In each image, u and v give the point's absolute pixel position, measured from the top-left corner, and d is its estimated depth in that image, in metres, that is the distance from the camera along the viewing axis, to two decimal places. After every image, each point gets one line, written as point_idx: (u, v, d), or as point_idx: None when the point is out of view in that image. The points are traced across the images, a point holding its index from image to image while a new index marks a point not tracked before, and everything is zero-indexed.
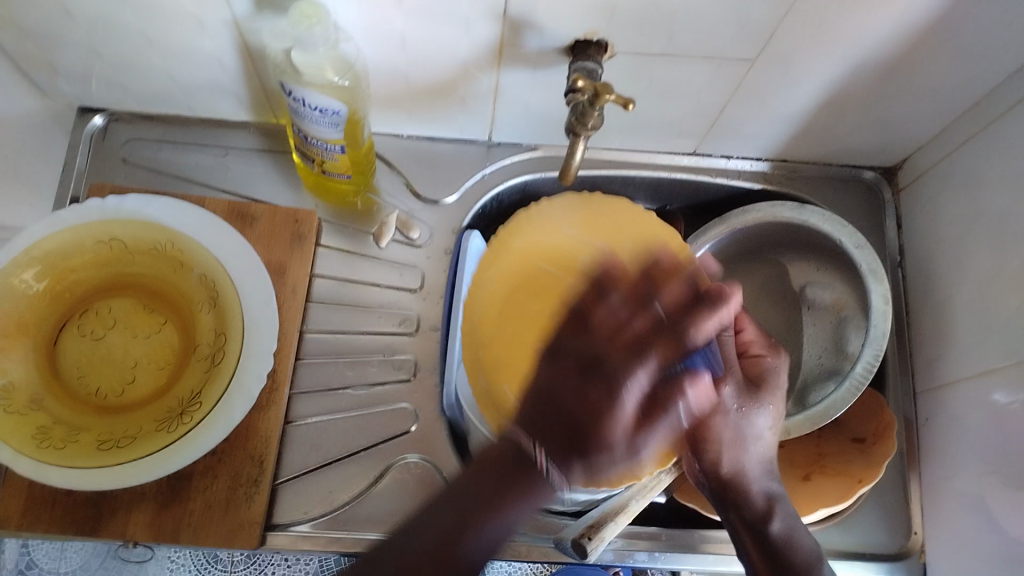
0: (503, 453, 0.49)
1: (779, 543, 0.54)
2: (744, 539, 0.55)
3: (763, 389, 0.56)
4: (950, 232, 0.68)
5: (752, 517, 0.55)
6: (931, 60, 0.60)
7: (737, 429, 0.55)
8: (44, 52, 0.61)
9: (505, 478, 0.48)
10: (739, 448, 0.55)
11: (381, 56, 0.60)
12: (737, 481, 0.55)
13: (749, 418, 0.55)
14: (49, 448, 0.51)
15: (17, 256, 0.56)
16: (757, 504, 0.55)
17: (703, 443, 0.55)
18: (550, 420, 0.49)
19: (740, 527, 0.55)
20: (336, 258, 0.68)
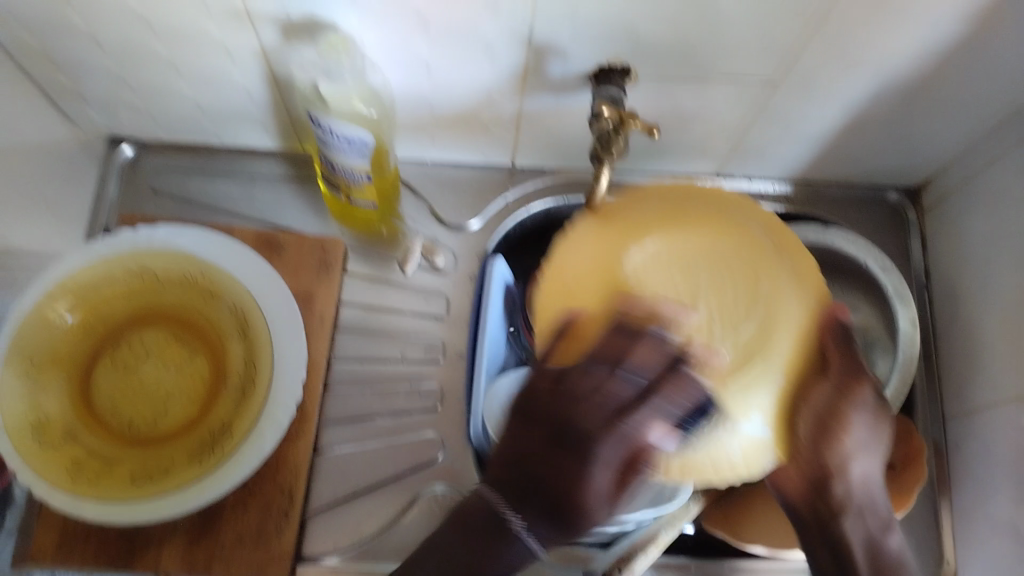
0: (479, 516, 0.53)
1: (895, 560, 0.52)
2: (855, 557, 0.52)
3: (881, 403, 0.52)
4: (978, 254, 0.67)
5: (869, 538, 0.52)
6: (955, 81, 0.60)
7: (862, 443, 0.51)
8: (73, 81, 0.62)
9: (488, 538, 0.53)
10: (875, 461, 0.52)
11: (406, 84, 0.61)
12: (866, 498, 0.52)
13: (880, 433, 0.51)
14: (86, 482, 0.53)
15: (51, 288, 0.57)
16: (880, 515, 0.53)
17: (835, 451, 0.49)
18: (529, 484, 0.50)
19: (858, 547, 0.52)
20: (363, 286, 0.69)
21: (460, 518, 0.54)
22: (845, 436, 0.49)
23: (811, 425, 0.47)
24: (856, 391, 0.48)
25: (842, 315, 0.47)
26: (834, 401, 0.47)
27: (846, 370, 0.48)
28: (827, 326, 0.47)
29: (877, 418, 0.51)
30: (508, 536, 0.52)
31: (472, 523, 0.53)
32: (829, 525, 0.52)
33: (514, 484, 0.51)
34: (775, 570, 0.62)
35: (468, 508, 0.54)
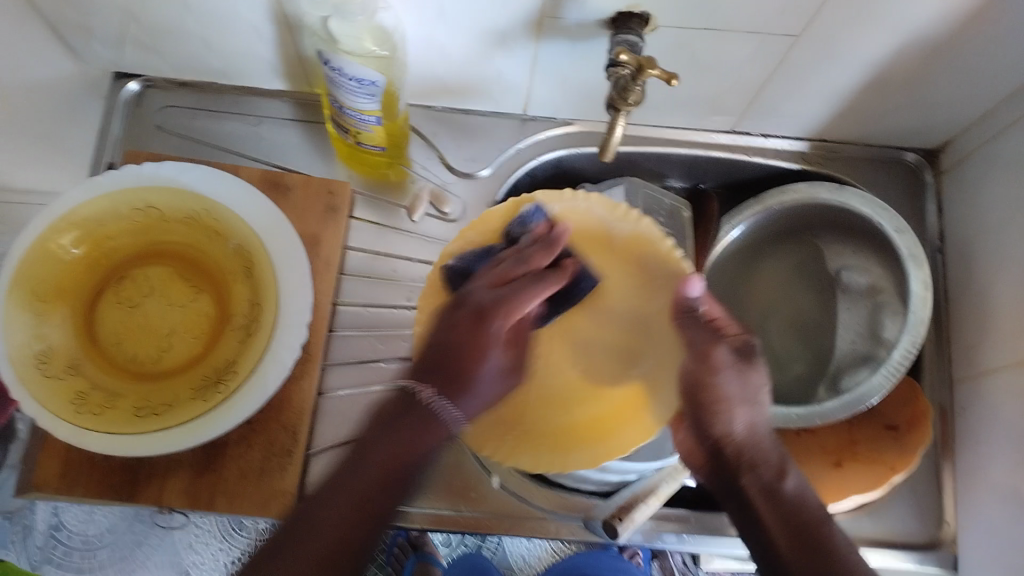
0: (392, 407, 0.51)
1: (793, 502, 0.50)
2: (759, 508, 0.50)
3: (751, 356, 0.52)
4: (994, 218, 0.66)
5: (763, 484, 0.51)
6: (987, 39, 0.58)
7: (738, 388, 0.51)
8: (79, 16, 0.61)
9: (397, 425, 0.50)
10: (750, 412, 0.52)
11: (419, 25, 0.59)
12: (754, 448, 0.52)
13: (751, 382, 0.52)
14: (88, 412, 0.53)
15: (56, 222, 0.56)
16: (771, 463, 0.52)
17: (711, 406, 0.52)
18: (438, 363, 0.51)
19: (756, 495, 0.51)
20: (370, 231, 0.68)
21: (385, 418, 0.51)
22: (718, 399, 0.51)
23: (687, 392, 0.53)
24: (712, 348, 0.52)
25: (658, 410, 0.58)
26: (695, 365, 0.52)
27: (698, 337, 0.53)
28: (680, 305, 0.55)
29: (741, 370, 0.51)
30: (427, 416, 0.51)
31: (397, 411, 0.51)
32: (732, 478, 0.52)
33: (430, 357, 0.51)
34: None
35: (391, 408, 0.51)
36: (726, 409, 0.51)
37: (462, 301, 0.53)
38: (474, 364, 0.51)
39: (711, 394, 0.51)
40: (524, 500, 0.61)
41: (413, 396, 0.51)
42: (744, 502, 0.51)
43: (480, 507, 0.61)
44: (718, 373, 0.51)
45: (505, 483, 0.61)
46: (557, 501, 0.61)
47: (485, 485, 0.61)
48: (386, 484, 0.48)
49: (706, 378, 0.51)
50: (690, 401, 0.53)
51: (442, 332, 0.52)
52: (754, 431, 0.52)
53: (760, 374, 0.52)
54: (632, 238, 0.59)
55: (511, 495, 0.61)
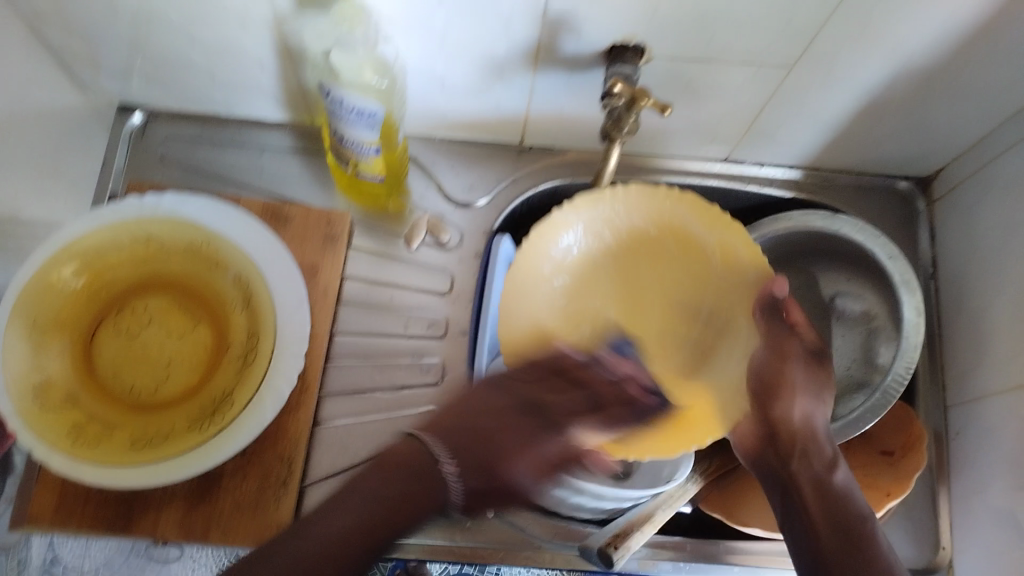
0: (410, 459, 0.49)
1: (840, 496, 0.54)
2: (806, 497, 0.55)
3: (824, 362, 0.60)
4: (986, 244, 0.67)
5: (814, 475, 0.56)
6: (974, 68, 0.59)
7: (805, 388, 0.59)
8: (87, 48, 0.62)
9: (415, 476, 0.48)
10: (815, 408, 0.59)
11: (418, 57, 0.60)
12: (809, 441, 0.58)
13: (822, 382, 0.59)
14: (84, 445, 0.53)
15: (57, 253, 0.57)
16: (823, 458, 0.57)
17: (778, 392, 0.60)
18: (467, 441, 0.50)
19: (805, 486, 0.55)
20: (368, 260, 0.69)
21: (403, 464, 0.49)
22: (787, 391, 0.59)
23: (756, 381, 0.61)
24: (789, 353, 0.60)
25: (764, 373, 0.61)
26: (770, 359, 0.61)
27: (776, 343, 0.61)
28: (765, 299, 0.60)
29: (811, 369, 0.60)
30: (436, 484, 0.48)
31: (409, 466, 0.48)
32: (783, 468, 0.57)
33: (453, 431, 0.50)
34: (774, 552, 0.62)
35: (398, 450, 0.50)
36: (794, 397, 0.59)
37: (480, 384, 0.54)
38: (512, 458, 0.50)
39: (780, 382, 0.60)
40: (520, 528, 0.61)
41: (436, 467, 0.48)
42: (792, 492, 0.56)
43: (476, 536, 0.61)
44: (789, 364, 0.60)
45: (500, 511, 0.61)
46: (552, 529, 0.61)
47: (480, 514, 0.61)
48: (385, 532, 0.47)
49: (776, 369, 0.60)
50: (756, 390, 0.61)
51: (456, 416, 0.51)
52: (811, 425, 0.58)
53: (828, 381, 0.60)
54: (727, 247, 0.64)
55: (506, 524, 0.61)
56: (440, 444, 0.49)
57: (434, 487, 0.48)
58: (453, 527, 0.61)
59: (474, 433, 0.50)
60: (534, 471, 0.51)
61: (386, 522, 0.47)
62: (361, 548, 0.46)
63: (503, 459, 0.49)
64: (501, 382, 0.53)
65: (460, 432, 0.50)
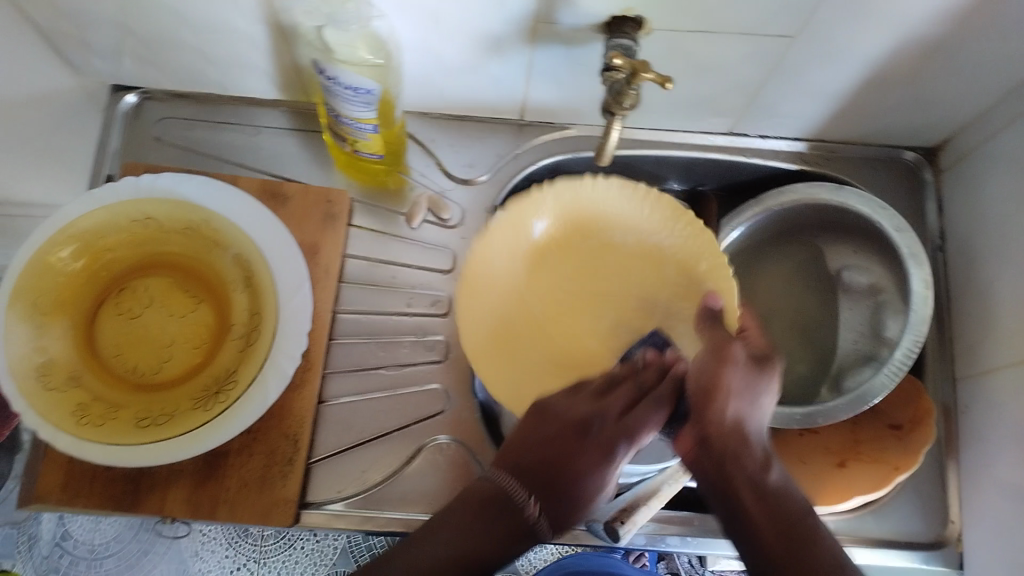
0: (485, 494, 0.50)
1: (778, 496, 0.47)
2: (744, 501, 0.47)
3: (769, 362, 0.53)
4: (994, 215, 0.66)
5: (751, 476, 0.47)
6: (980, 37, 0.58)
7: (744, 383, 0.51)
8: (77, 30, 0.61)
9: (485, 519, 0.49)
10: (750, 410, 0.50)
11: (413, 33, 0.59)
12: (742, 441, 0.49)
13: (758, 384, 0.51)
14: (90, 424, 0.53)
15: (55, 234, 0.57)
16: (756, 457, 0.49)
17: (715, 390, 0.50)
18: (539, 476, 0.50)
19: (745, 494, 0.47)
20: (369, 239, 0.68)
21: (486, 504, 0.50)
22: (723, 389, 0.50)
23: (699, 377, 0.52)
24: (730, 355, 0.52)
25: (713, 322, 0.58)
26: (710, 361, 0.52)
27: (717, 342, 0.54)
28: (704, 314, 0.57)
29: (747, 370, 0.51)
30: (518, 513, 0.49)
31: (495, 500, 0.50)
32: (719, 473, 0.48)
33: (528, 469, 0.50)
34: None
35: (479, 490, 0.51)
36: (733, 399, 0.50)
37: (533, 412, 0.54)
38: (580, 476, 0.50)
39: (717, 385, 0.51)
40: None
41: (519, 506, 0.49)
42: (725, 498, 0.47)
43: None
44: (727, 367, 0.51)
45: None
46: None
47: None
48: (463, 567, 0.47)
49: (715, 369, 0.51)
50: (692, 392, 0.52)
51: (528, 447, 0.51)
52: (744, 427, 0.49)
53: (771, 375, 0.52)
54: (688, 252, 0.64)
55: None
56: (517, 485, 0.50)
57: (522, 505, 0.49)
58: None
59: (548, 444, 0.51)
60: (601, 483, 0.51)
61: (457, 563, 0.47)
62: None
63: (576, 469, 0.50)
64: (550, 411, 0.53)
65: (546, 455, 0.51)
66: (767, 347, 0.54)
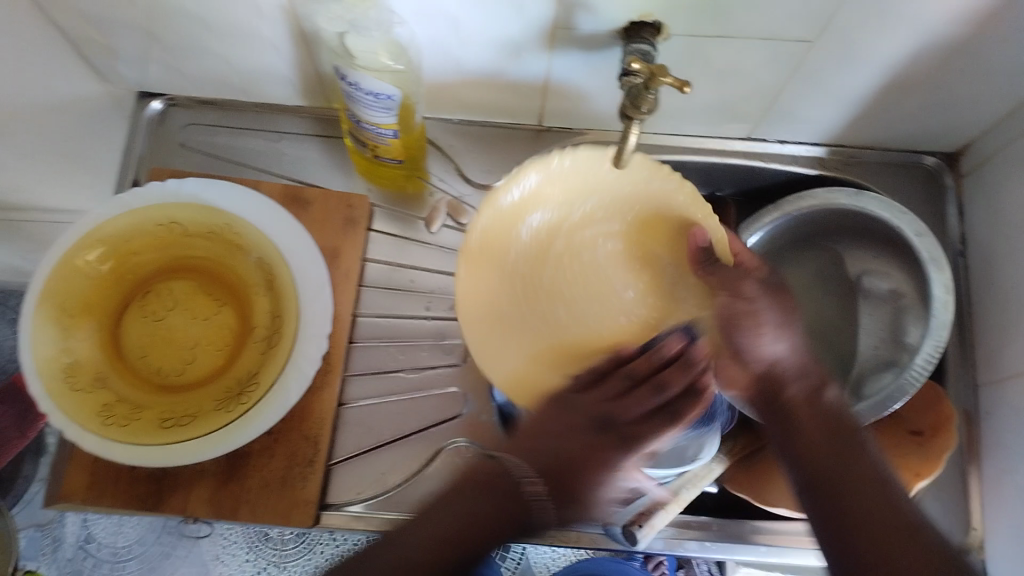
0: (484, 476, 0.54)
1: (833, 410, 0.54)
2: (800, 419, 0.54)
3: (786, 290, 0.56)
4: (1015, 219, 0.65)
5: (801, 395, 0.54)
6: (1002, 41, 0.57)
7: (773, 318, 0.54)
8: (104, 38, 0.62)
9: (488, 495, 0.52)
10: (779, 339, 0.54)
11: (433, 39, 0.60)
12: (790, 369, 0.54)
13: (786, 312, 0.54)
14: (115, 424, 0.54)
15: (82, 237, 0.58)
16: (810, 377, 0.55)
17: (739, 329, 0.55)
18: (551, 464, 0.53)
19: (797, 407, 0.54)
20: (389, 243, 0.69)
21: (488, 485, 0.53)
22: (755, 324, 0.54)
23: (725, 319, 0.56)
24: (748, 285, 0.55)
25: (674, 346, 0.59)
26: (731, 301, 0.55)
27: (732, 276, 0.55)
28: (697, 256, 0.58)
29: (771, 299, 0.54)
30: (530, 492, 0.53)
31: (496, 480, 0.53)
32: (777, 399, 0.55)
33: (545, 453, 0.54)
34: (799, 531, 0.62)
35: (478, 471, 0.54)
36: (761, 334, 0.54)
37: (557, 402, 0.56)
38: (585, 486, 0.53)
39: (748, 321, 0.54)
40: None
41: (519, 488, 0.53)
42: (784, 423, 0.54)
43: None
44: (750, 304, 0.54)
45: None
46: None
47: None
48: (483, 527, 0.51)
49: (740, 308, 0.55)
50: (723, 330, 0.56)
51: (540, 437, 0.54)
52: (783, 359, 0.54)
53: (793, 307, 0.55)
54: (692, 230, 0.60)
55: None
56: (536, 475, 0.53)
57: (494, 485, 0.53)
58: None
59: (554, 439, 0.54)
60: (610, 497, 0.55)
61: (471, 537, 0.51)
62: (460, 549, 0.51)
63: (574, 477, 0.53)
64: (569, 402, 0.56)
65: (558, 459, 0.53)
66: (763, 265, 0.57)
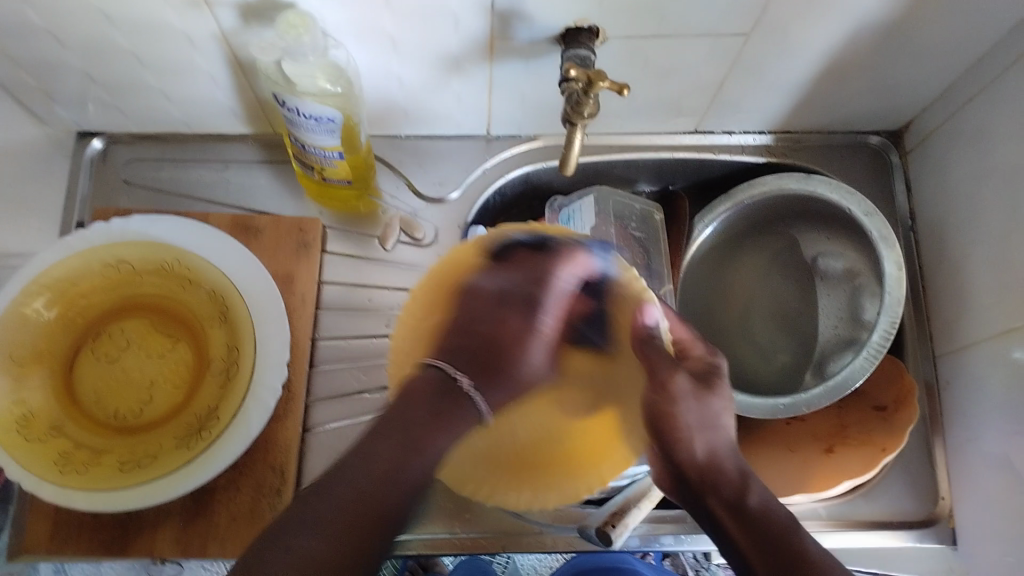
0: (429, 386, 0.50)
1: (759, 515, 0.46)
2: (725, 524, 0.47)
3: (715, 380, 0.53)
4: (960, 193, 0.66)
5: (726, 501, 0.48)
6: (929, 21, 0.58)
7: (698, 415, 0.51)
8: (38, 80, 0.61)
9: (437, 405, 0.48)
10: (711, 435, 0.50)
11: (371, 58, 0.60)
12: (716, 467, 0.49)
13: (711, 409, 0.51)
14: (72, 472, 0.53)
15: (28, 285, 0.56)
16: (733, 481, 0.49)
17: (671, 427, 0.52)
18: (471, 353, 0.60)
19: (722, 514, 0.47)
20: (344, 263, 0.68)
21: (419, 395, 0.48)
22: (676, 417, 0.52)
23: (653, 419, 0.54)
24: (674, 373, 0.52)
25: (651, 316, 0.56)
26: (657, 396, 0.53)
27: (660, 365, 0.54)
28: (641, 333, 0.56)
29: (697, 398, 0.51)
30: (461, 403, 0.51)
31: (425, 394, 0.49)
32: (699, 501, 0.49)
33: (458, 349, 0.59)
34: None
35: (417, 383, 0.50)
36: (694, 436, 0.51)
37: (467, 291, 0.62)
38: (513, 352, 0.64)
39: (673, 418, 0.52)
40: (518, 515, 0.61)
41: (453, 382, 0.52)
42: (710, 523, 0.48)
43: (476, 527, 0.61)
44: (680, 403, 0.52)
45: (497, 500, 0.61)
46: (552, 513, 0.61)
47: (478, 505, 0.61)
48: (393, 488, 0.42)
49: (666, 407, 0.52)
50: (653, 427, 0.54)
51: (456, 334, 0.60)
52: (716, 457, 0.50)
53: (720, 401, 0.52)
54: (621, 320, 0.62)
55: (503, 512, 0.61)
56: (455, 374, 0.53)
57: (462, 404, 0.51)
58: (451, 518, 0.61)
59: (466, 330, 0.61)
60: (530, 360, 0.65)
61: (368, 503, 0.41)
62: (399, 494, 0.42)
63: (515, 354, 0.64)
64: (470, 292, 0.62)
65: (457, 343, 0.60)
66: (703, 354, 0.55)
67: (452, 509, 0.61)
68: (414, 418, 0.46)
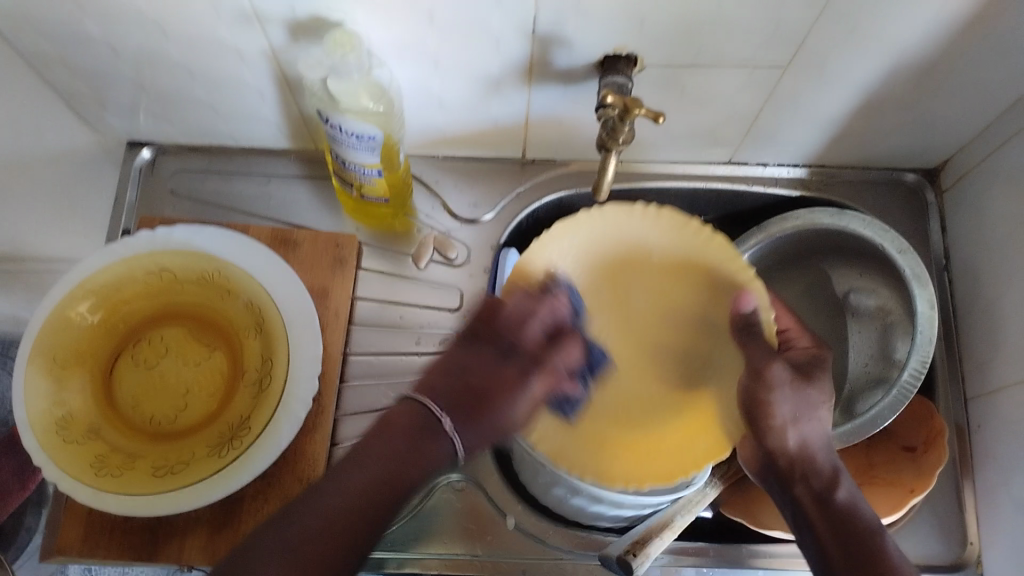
0: (414, 420, 0.51)
1: (843, 510, 0.52)
2: (812, 514, 0.52)
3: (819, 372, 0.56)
4: (997, 232, 0.66)
5: (814, 492, 0.53)
6: (969, 59, 0.59)
7: (795, 403, 0.54)
8: (93, 89, 0.64)
9: (415, 440, 0.50)
10: (807, 428, 0.54)
11: (413, 80, 0.61)
12: (806, 461, 0.54)
13: (810, 399, 0.54)
14: (108, 475, 0.54)
15: (74, 290, 0.58)
16: (823, 475, 0.54)
17: (763, 414, 0.54)
18: (453, 398, 0.52)
19: (807, 501, 0.53)
20: (378, 280, 0.70)
21: (415, 428, 0.51)
22: (772, 413, 0.54)
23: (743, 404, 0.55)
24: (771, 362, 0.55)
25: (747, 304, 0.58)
26: (752, 383, 0.55)
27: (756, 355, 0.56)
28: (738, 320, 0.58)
29: (799, 389, 0.54)
30: (439, 437, 0.51)
31: (420, 429, 0.51)
32: (786, 488, 0.54)
33: (445, 389, 0.53)
34: (796, 554, 0.62)
35: (403, 414, 0.51)
36: (788, 428, 0.54)
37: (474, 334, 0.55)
38: (496, 406, 0.53)
39: (767, 409, 0.54)
40: (540, 539, 0.61)
41: (436, 423, 0.51)
42: (796, 510, 0.53)
43: (498, 548, 0.61)
44: (774, 391, 0.54)
45: (519, 523, 0.62)
46: (573, 539, 0.62)
47: (500, 526, 0.62)
48: (392, 492, 0.48)
49: (762, 394, 0.54)
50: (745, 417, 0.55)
51: (445, 376, 0.53)
52: (807, 448, 0.54)
53: (819, 392, 0.55)
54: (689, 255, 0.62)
55: (525, 535, 0.62)
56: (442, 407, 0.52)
57: (440, 435, 0.50)
58: (473, 540, 0.62)
59: (456, 372, 0.54)
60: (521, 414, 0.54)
61: (372, 505, 0.47)
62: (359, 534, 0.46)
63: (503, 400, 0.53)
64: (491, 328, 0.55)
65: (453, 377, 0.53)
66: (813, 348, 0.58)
67: (475, 530, 0.62)
68: (394, 449, 0.49)
